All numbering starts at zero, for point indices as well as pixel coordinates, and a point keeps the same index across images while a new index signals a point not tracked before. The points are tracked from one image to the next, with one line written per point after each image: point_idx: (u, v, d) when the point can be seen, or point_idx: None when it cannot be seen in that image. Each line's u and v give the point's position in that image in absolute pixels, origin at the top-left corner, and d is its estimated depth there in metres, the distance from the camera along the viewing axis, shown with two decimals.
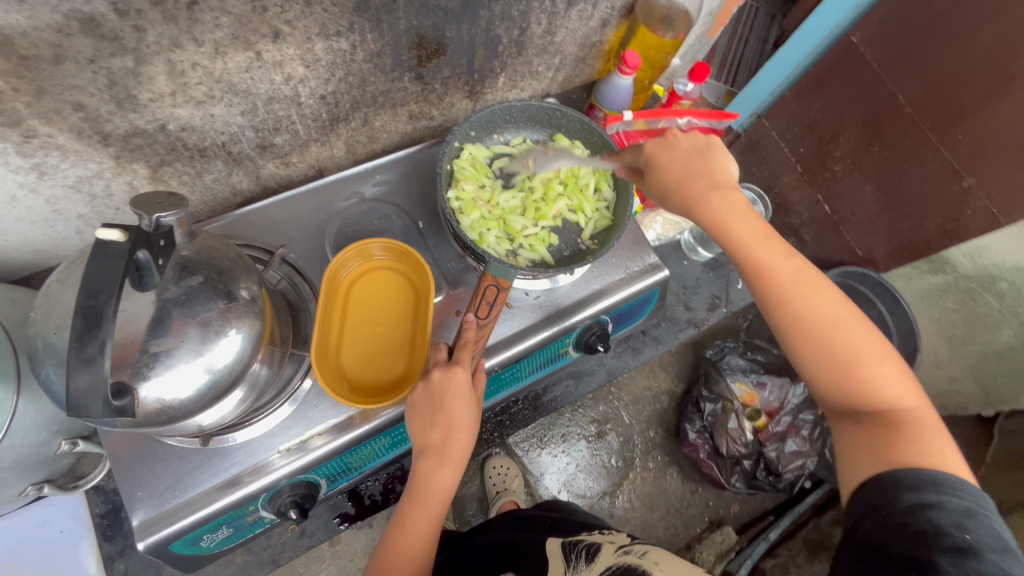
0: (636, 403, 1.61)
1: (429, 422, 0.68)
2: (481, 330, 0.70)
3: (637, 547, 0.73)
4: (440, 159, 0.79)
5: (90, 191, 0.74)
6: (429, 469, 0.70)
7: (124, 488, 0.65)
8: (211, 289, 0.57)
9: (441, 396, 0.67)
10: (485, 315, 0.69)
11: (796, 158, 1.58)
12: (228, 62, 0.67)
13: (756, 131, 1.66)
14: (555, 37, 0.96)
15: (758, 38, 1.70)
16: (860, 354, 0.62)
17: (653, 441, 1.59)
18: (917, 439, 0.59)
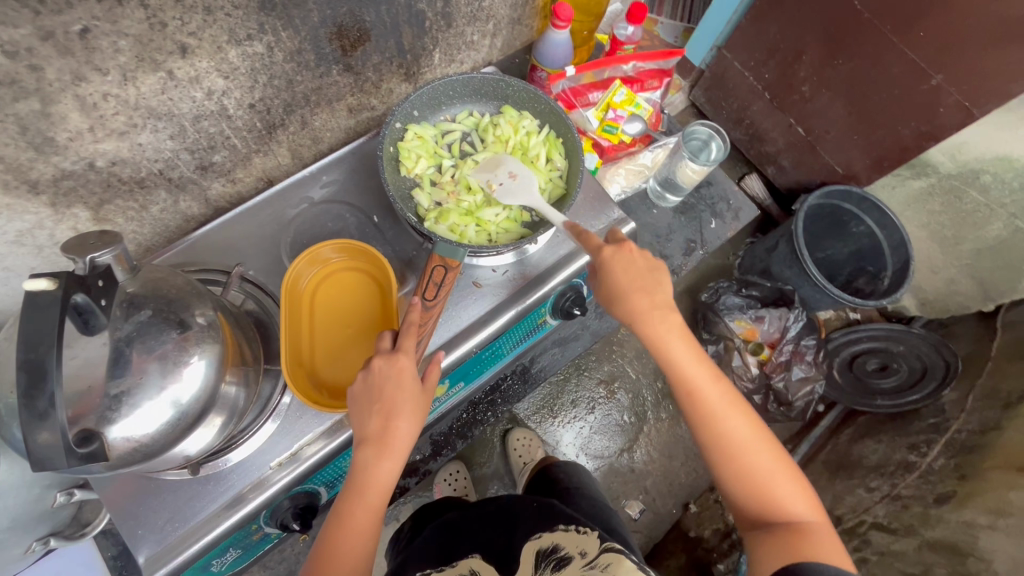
0: (641, 356, 1.61)
1: (370, 411, 0.63)
2: (426, 313, 0.67)
3: (603, 560, 0.74)
4: (380, 144, 0.74)
5: (35, 242, 0.72)
6: (367, 460, 0.65)
7: (123, 529, 0.65)
8: (161, 321, 0.56)
9: (382, 384, 0.63)
10: (432, 296, 0.68)
11: (762, 85, 1.55)
12: (141, 86, 0.64)
13: (719, 64, 1.62)
14: (482, 2, 0.93)
15: None
16: (767, 468, 0.69)
17: (662, 391, 1.59)
18: (810, 540, 0.65)
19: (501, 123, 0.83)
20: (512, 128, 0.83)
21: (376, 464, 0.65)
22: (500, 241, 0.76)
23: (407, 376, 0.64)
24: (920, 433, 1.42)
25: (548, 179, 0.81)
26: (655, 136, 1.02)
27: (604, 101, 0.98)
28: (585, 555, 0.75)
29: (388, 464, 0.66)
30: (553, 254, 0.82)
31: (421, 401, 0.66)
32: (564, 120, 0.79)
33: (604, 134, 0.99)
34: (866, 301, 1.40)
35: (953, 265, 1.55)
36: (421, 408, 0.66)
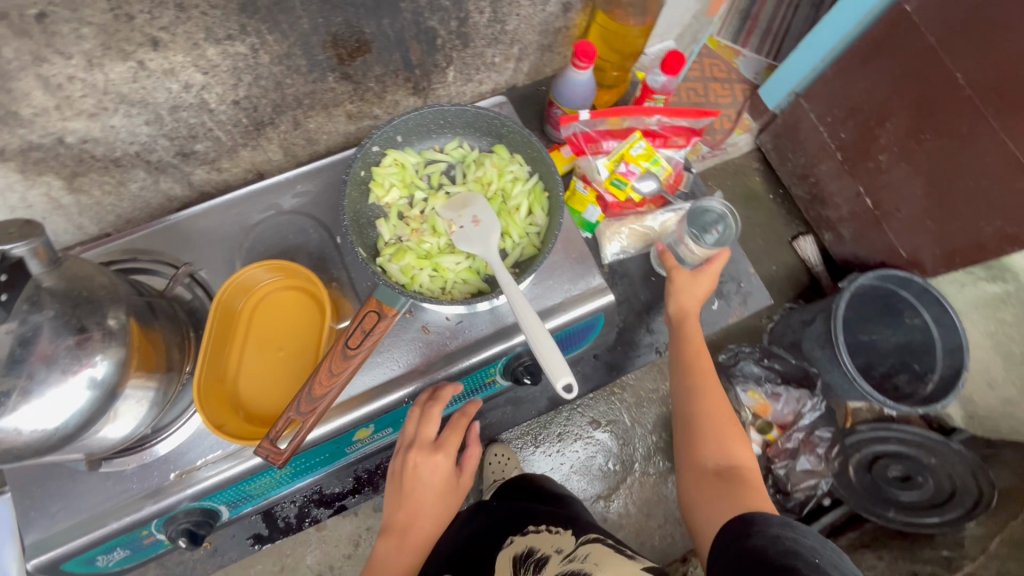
0: (638, 406, 1.52)
1: (402, 502, 0.77)
2: (348, 360, 0.61)
3: (580, 551, 0.69)
4: (349, 167, 0.69)
5: (7, 203, 0.74)
6: (387, 551, 0.76)
7: (18, 507, 0.66)
8: (62, 323, 0.55)
9: (422, 473, 0.76)
10: (357, 344, 0.62)
11: (835, 144, 1.39)
12: (110, 73, 0.63)
13: (793, 112, 1.46)
14: (505, 25, 0.86)
15: None
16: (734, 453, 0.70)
17: (655, 445, 1.49)
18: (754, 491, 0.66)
19: (485, 164, 0.77)
20: (497, 172, 0.76)
21: (395, 555, 0.76)
22: (455, 294, 0.71)
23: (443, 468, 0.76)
24: (927, 563, 1.17)
25: (523, 234, 0.74)
26: (669, 199, 0.93)
27: (620, 152, 0.88)
28: (562, 552, 0.70)
29: (409, 551, 0.76)
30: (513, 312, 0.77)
31: (445, 502, 0.79)
32: (552, 173, 0.71)
33: (612, 189, 0.88)
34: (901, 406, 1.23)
35: (1014, 383, 1.38)
36: (445, 506, 0.80)
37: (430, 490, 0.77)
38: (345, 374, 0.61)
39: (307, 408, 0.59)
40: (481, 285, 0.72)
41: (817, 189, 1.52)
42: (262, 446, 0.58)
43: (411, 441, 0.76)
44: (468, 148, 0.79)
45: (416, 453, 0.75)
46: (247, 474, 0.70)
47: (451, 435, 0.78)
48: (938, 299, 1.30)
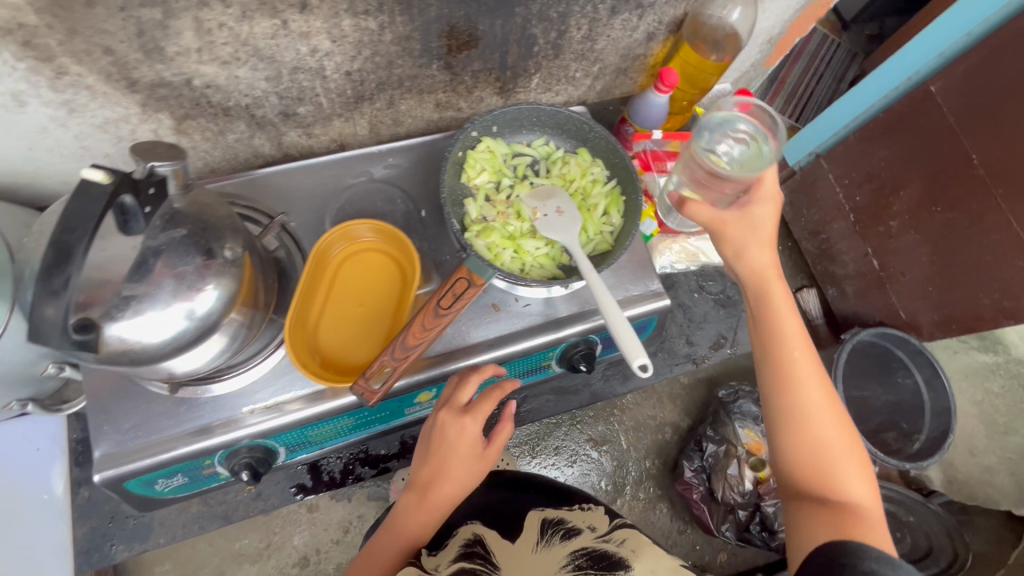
0: (637, 430, 1.56)
1: (428, 460, 0.75)
2: (439, 319, 0.66)
3: (615, 536, 0.79)
4: (450, 147, 0.76)
5: (116, 133, 0.78)
6: (407, 506, 0.75)
7: (93, 420, 0.68)
8: (192, 243, 0.59)
9: (444, 435, 0.73)
10: (448, 305, 0.67)
11: (850, 206, 1.47)
12: (255, 26, 0.68)
13: (812, 171, 1.55)
14: (594, 44, 0.94)
15: (832, 75, 1.80)
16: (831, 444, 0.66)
17: (648, 471, 1.53)
18: (868, 526, 0.61)
19: (570, 163, 0.83)
20: (579, 171, 0.83)
21: (416, 512, 0.75)
22: (533, 275, 0.76)
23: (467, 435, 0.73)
24: None
25: (597, 231, 0.80)
26: None
27: None
28: (595, 529, 0.80)
29: (428, 512, 0.75)
30: (579, 302, 0.81)
31: (469, 473, 0.76)
32: (634, 178, 0.78)
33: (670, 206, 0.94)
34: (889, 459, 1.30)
35: (995, 453, 1.51)
36: (468, 474, 0.76)
37: (457, 453, 0.74)
38: (437, 329, 0.65)
39: (400, 355, 0.63)
40: (556, 271, 0.78)
41: (826, 245, 1.58)
42: (357, 384, 0.62)
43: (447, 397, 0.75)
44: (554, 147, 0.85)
45: (444, 413, 0.74)
46: (313, 420, 0.72)
47: (484, 402, 0.73)
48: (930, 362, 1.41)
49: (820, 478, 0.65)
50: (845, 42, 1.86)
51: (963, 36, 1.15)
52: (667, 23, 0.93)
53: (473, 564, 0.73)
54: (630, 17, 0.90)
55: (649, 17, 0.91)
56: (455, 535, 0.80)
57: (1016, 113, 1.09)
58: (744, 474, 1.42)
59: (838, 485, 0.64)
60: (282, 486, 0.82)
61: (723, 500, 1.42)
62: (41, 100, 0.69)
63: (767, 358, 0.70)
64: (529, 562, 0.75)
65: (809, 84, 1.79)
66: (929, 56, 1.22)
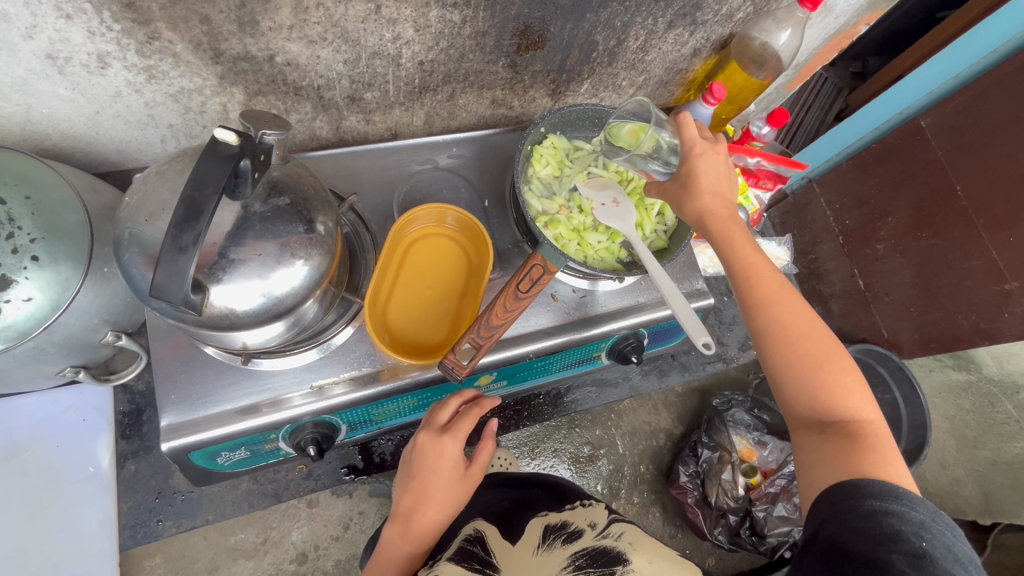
0: (634, 435, 1.59)
1: (410, 486, 0.75)
2: (518, 303, 0.70)
3: (613, 530, 0.82)
4: (522, 142, 0.81)
5: (187, 104, 0.78)
6: (393, 535, 0.75)
7: (159, 388, 0.67)
8: (294, 213, 0.60)
9: (426, 457, 0.74)
10: (526, 290, 0.70)
11: (839, 229, 1.55)
12: (350, 9, 0.69)
13: (804, 194, 1.64)
14: (646, 55, 0.99)
15: (821, 106, 1.92)
16: (823, 361, 0.64)
17: (642, 475, 1.56)
18: (871, 449, 0.59)
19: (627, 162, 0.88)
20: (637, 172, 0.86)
21: (399, 541, 0.74)
22: (595, 265, 0.79)
23: (447, 452, 0.74)
24: None
25: (653, 229, 0.84)
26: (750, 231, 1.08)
27: None
28: (595, 527, 0.82)
29: (421, 526, 0.74)
30: (632, 297, 0.85)
31: (453, 493, 0.75)
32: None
33: None
34: None
35: (964, 466, 1.63)
36: (454, 497, 0.76)
37: (437, 473, 0.74)
38: (517, 312, 0.69)
39: (486, 334, 0.68)
40: (617, 265, 0.81)
41: (814, 265, 1.64)
42: (447, 359, 0.67)
43: (428, 419, 0.76)
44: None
45: (424, 436, 0.74)
46: (378, 399, 0.73)
47: (462, 421, 0.74)
48: (909, 378, 1.43)
49: (819, 408, 0.63)
50: (833, 76, 1.97)
51: (951, 78, 1.27)
52: (713, 41, 0.99)
53: (470, 564, 0.74)
54: (683, 32, 0.95)
55: (699, 34, 0.97)
56: (456, 533, 0.83)
57: (996, 153, 1.20)
58: (737, 480, 1.45)
59: (836, 409, 0.63)
60: (334, 465, 0.93)
61: (716, 505, 1.43)
62: (125, 63, 0.68)
63: (740, 304, 0.69)
64: (528, 562, 0.75)
65: (800, 114, 1.90)
66: (920, 94, 1.33)
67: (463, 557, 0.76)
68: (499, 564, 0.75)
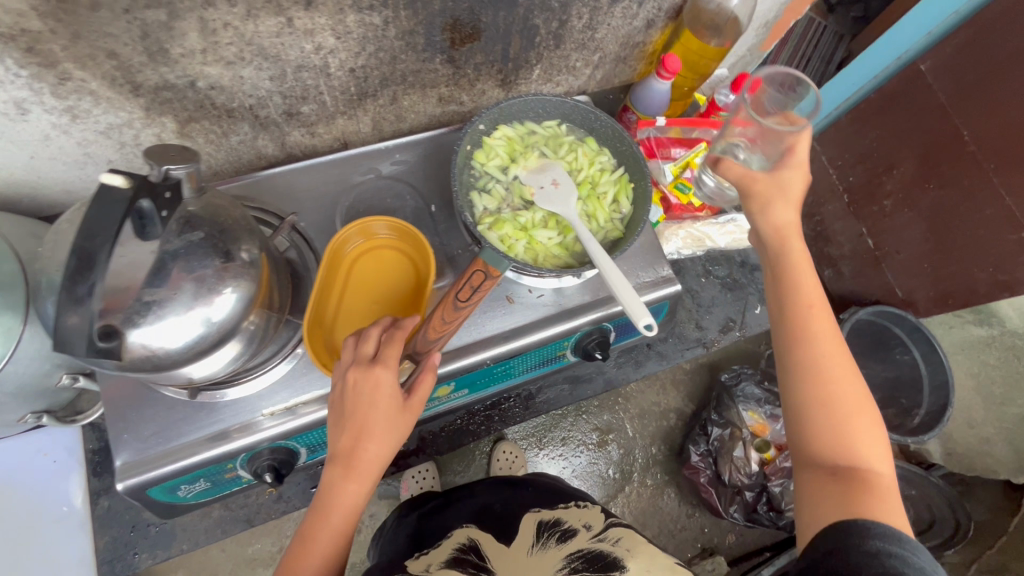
0: (642, 417, 1.56)
1: (343, 427, 0.65)
2: (457, 311, 0.66)
3: (610, 534, 0.84)
4: (459, 142, 0.76)
5: (120, 138, 0.77)
6: (334, 480, 0.65)
7: (112, 428, 0.67)
8: (210, 246, 0.58)
9: (359, 394, 0.63)
10: (466, 297, 0.66)
11: (843, 186, 1.46)
12: (260, 25, 0.67)
13: (803, 153, 1.54)
14: (595, 33, 0.94)
15: (820, 59, 1.81)
16: (848, 401, 0.60)
17: (654, 458, 1.54)
18: (883, 499, 0.55)
19: (577, 152, 0.84)
20: (587, 160, 0.84)
21: (343, 485, 0.65)
22: (546, 266, 0.76)
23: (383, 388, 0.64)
24: None
25: (608, 218, 0.81)
26: (724, 208, 1.01)
27: (685, 159, 0.96)
28: (590, 528, 0.85)
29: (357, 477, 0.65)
30: (593, 293, 0.82)
31: (394, 428, 0.65)
32: (641, 166, 0.78)
33: (676, 191, 0.97)
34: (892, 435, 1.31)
35: (992, 424, 1.53)
36: (395, 431, 0.66)
37: (375, 408, 0.63)
38: (457, 322, 0.67)
39: (423, 348, 0.67)
40: (571, 261, 0.77)
41: (821, 227, 1.57)
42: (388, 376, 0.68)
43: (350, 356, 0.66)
44: (563, 130, 0.85)
45: (354, 371, 0.64)
46: None
47: (392, 346, 0.64)
48: (928, 338, 1.39)
49: (832, 448, 0.59)
50: (832, 24, 1.85)
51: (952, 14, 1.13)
52: (666, 10, 0.93)
53: (466, 569, 0.76)
54: (630, 4, 0.90)
55: (648, 4, 0.91)
56: (450, 538, 0.84)
57: (1007, 91, 1.10)
58: (750, 456, 1.42)
59: (851, 452, 0.58)
60: (305, 485, 0.93)
61: (730, 483, 1.40)
62: (44, 107, 0.68)
63: (781, 316, 0.65)
64: (523, 563, 0.78)
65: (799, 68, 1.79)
66: (918, 35, 1.20)
67: (460, 564, 0.78)
68: (494, 566, 0.77)
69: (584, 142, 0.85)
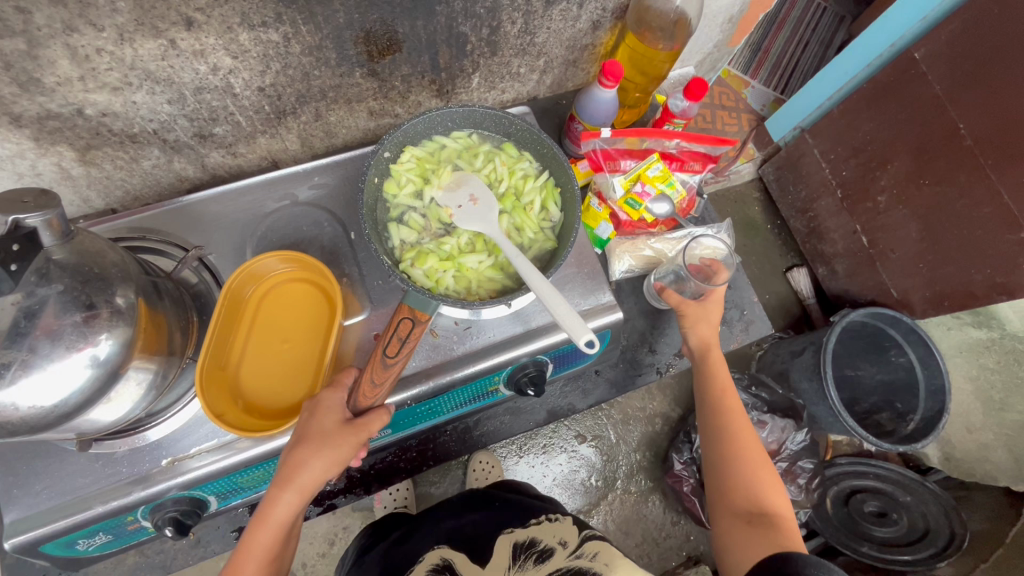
0: (628, 423, 1.48)
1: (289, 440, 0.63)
2: (386, 370, 0.62)
3: (586, 550, 0.78)
4: (365, 173, 0.68)
5: (16, 169, 0.72)
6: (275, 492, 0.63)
7: (2, 483, 0.64)
8: (70, 299, 0.53)
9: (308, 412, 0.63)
10: (394, 352, 0.62)
11: (837, 181, 1.38)
12: (139, 49, 0.62)
13: (796, 146, 1.45)
14: (535, 37, 0.87)
15: (820, 41, 1.70)
16: (753, 463, 0.74)
17: (638, 464, 1.45)
18: (788, 536, 0.66)
19: (496, 163, 0.78)
20: (507, 169, 0.78)
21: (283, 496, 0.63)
22: (480, 293, 0.70)
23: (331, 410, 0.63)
24: None
25: (538, 229, 0.76)
26: (680, 222, 0.96)
27: (636, 172, 0.90)
28: (566, 545, 0.79)
29: (289, 500, 0.63)
30: (522, 325, 0.76)
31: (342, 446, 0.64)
32: (562, 168, 0.72)
33: (625, 208, 0.90)
34: (889, 444, 1.19)
35: (992, 429, 1.38)
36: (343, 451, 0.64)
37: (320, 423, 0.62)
38: (386, 384, 0.63)
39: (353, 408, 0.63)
40: (506, 281, 0.71)
41: (814, 224, 1.49)
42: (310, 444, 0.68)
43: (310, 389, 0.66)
44: (475, 140, 0.79)
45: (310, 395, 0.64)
46: (244, 465, 0.69)
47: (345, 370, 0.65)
48: (925, 340, 1.26)
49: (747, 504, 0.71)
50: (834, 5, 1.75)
51: None
52: (611, 10, 0.85)
53: None
54: (569, 6, 0.82)
55: (590, 5, 0.84)
56: (421, 560, 0.80)
57: (999, 81, 1.00)
58: None
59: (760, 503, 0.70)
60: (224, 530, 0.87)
61: None
62: None
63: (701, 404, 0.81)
64: None
65: (796, 53, 1.67)
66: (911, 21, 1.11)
67: None
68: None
69: (501, 149, 0.79)
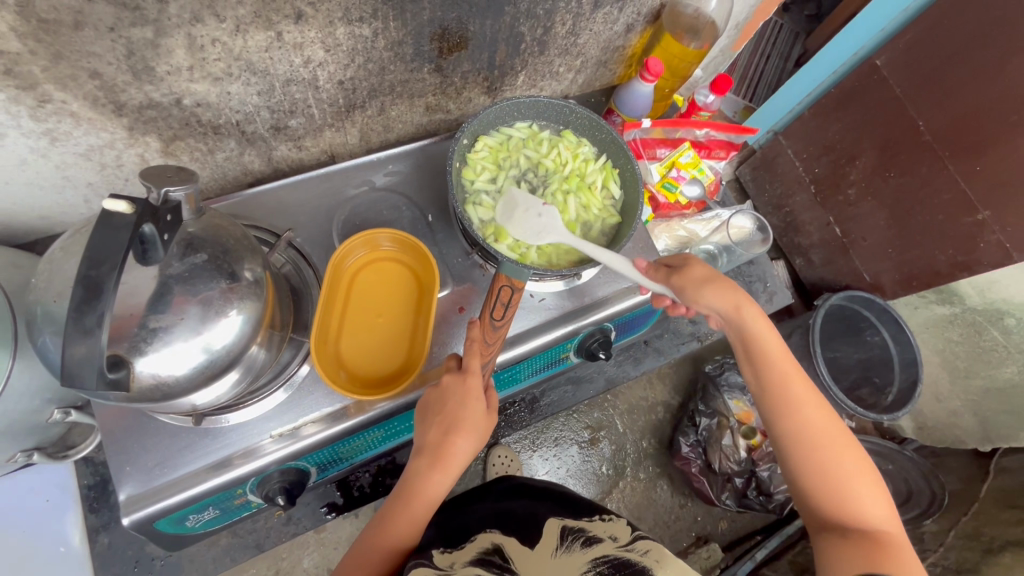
0: (631, 413, 1.55)
1: (433, 420, 0.68)
2: (495, 331, 0.68)
3: (638, 547, 0.68)
4: (450, 157, 0.75)
5: (101, 160, 0.74)
6: (421, 471, 0.70)
7: (112, 462, 0.64)
8: (213, 268, 0.57)
9: (448, 395, 0.68)
10: (500, 316, 0.67)
11: (810, 178, 1.53)
12: (250, 40, 0.66)
13: (771, 147, 1.60)
14: (578, 38, 0.95)
15: (780, 54, 1.87)
16: (834, 462, 0.68)
17: (646, 451, 1.52)
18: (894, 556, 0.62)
19: (560, 147, 0.85)
20: (570, 154, 0.85)
21: (428, 474, 0.69)
22: (561, 263, 0.76)
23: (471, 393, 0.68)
24: None
25: (602, 207, 0.83)
26: (708, 204, 1.06)
27: (670, 159, 1.02)
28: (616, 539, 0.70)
29: (441, 479, 0.69)
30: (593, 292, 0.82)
31: (482, 422, 0.69)
32: (624, 150, 0.80)
33: (663, 191, 1.02)
34: (866, 413, 1.31)
35: (959, 397, 1.47)
36: (481, 427, 0.70)
37: (466, 407, 0.67)
38: (498, 343, 0.69)
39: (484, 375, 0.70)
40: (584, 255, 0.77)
41: (790, 218, 1.63)
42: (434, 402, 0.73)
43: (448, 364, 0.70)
44: (536, 129, 0.86)
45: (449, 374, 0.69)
46: (344, 434, 0.72)
47: (474, 354, 0.68)
48: (896, 318, 1.40)
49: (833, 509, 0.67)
50: (788, 23, 1.90)
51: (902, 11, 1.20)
52: (645, 14, 0.96)
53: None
54: (611, 10, 0.92)
55: (628, 9, 0.93)
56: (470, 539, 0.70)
57: (953, 82, 1.17)
58: (739, 443, 1.40)
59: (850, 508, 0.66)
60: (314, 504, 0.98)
61: (721, 471, 1.39)
62: (21, 130, 0.65)
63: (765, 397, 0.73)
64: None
65: (759, 65, 1.84)
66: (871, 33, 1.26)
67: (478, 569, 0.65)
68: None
69: (561, 136, 0.86)
